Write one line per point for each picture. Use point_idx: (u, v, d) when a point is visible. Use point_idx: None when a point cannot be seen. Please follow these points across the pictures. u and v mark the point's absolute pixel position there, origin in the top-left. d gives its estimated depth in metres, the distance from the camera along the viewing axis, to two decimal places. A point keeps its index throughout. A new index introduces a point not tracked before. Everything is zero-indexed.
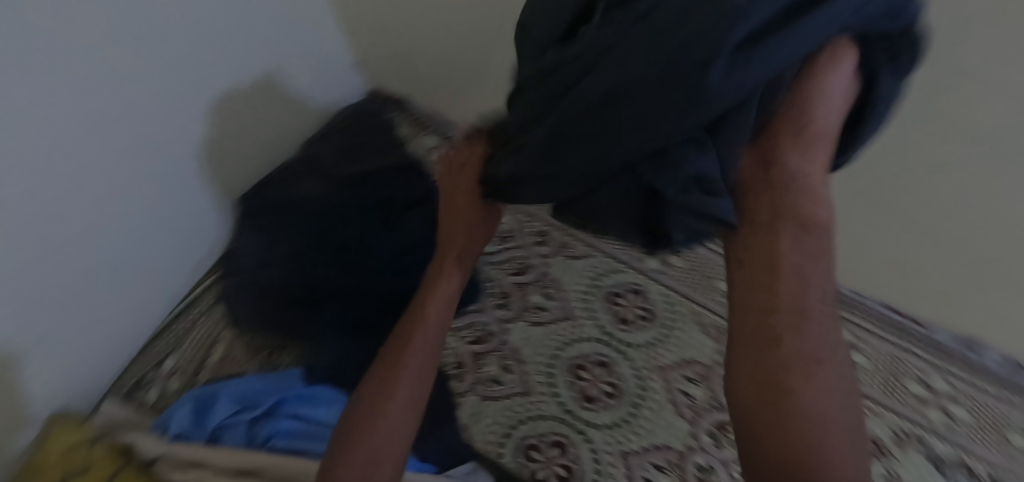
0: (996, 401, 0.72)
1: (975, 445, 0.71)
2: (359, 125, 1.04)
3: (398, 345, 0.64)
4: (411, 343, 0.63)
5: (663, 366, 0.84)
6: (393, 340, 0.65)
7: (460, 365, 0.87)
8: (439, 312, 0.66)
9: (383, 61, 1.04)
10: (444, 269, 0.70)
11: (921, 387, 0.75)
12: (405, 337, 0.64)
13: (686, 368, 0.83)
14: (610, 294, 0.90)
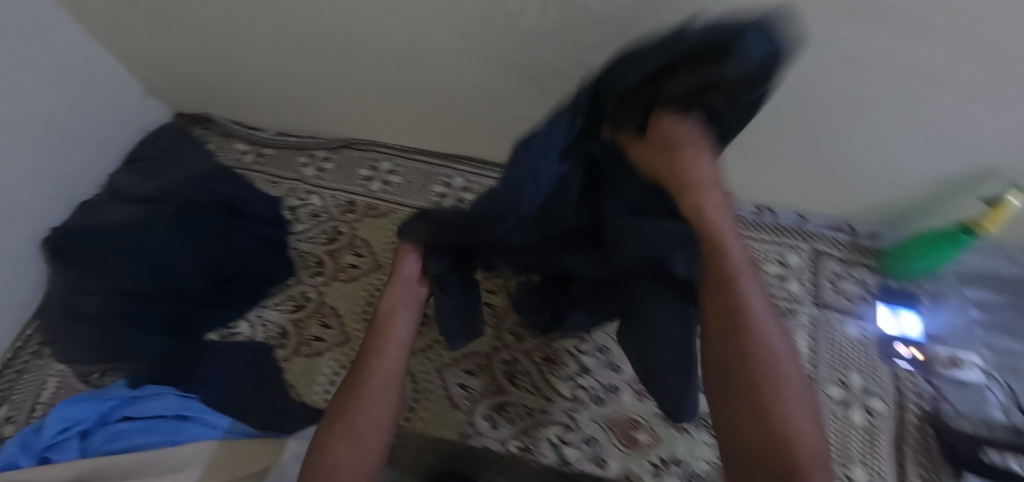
0: (849, 288, 0.83)
1: (825, 348, 0.79)
2: (187, 150, 0.94)
3: (347, 407, 0.54)
4: (375, 381, 0.55)
5: (528, 342, 0.79)
6: (347, 399, 0.55)
7: (332, 379, 0.78)
8: (394, 366, 0.57)
9: (209, 99, 0.97)
10: (387, 340, 0.58)
11: (778, 267, 0.85)
12: (362, 391, 0.55)
13: (553, 351, 0.78)
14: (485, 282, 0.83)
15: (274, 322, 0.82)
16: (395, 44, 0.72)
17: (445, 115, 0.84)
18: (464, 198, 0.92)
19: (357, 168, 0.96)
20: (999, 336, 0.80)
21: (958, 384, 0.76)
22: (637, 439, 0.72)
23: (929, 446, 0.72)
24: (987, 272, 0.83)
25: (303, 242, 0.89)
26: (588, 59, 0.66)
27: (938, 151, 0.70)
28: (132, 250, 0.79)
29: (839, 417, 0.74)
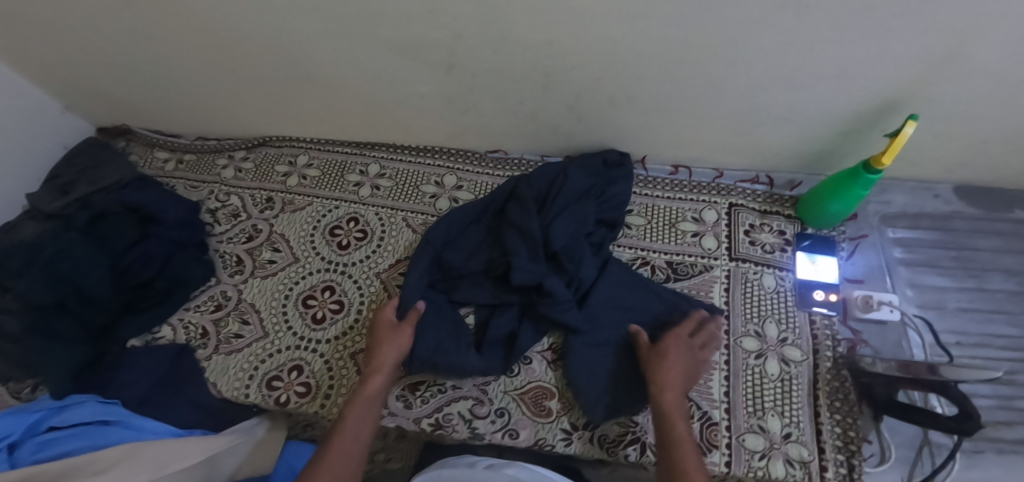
0: (766, 239, 0.82)
1: (740, 300, 0.77)
2: (108, 161, 0.95)
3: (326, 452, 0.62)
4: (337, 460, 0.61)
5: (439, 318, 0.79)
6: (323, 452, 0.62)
7: (251, 373, 0.78)
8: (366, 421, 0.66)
9: (128, 110, 0.99)
10: (351, 418, 0.65)
11: (693, 224, 0.84)
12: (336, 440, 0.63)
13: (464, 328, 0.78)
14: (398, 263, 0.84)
15: (194, 323, 0.83)
16: (275, 30, 0.72)
17: (343, 102, 0.85)
18: (379, 183, 0.92)
19: (275, 164, 0.96)
20: (921, 274, 0.80)
21: (878, 324, 0.76)
22: (550, 408, 0.72)
23: (844, 388, 0.71)
24: (906, 211, 0.83)
25: (224, 242, 0.90)
26: (459, 29, 0.67)
27: (831, 93, 0.69)
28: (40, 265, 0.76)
29: (755, 367, 0.72)
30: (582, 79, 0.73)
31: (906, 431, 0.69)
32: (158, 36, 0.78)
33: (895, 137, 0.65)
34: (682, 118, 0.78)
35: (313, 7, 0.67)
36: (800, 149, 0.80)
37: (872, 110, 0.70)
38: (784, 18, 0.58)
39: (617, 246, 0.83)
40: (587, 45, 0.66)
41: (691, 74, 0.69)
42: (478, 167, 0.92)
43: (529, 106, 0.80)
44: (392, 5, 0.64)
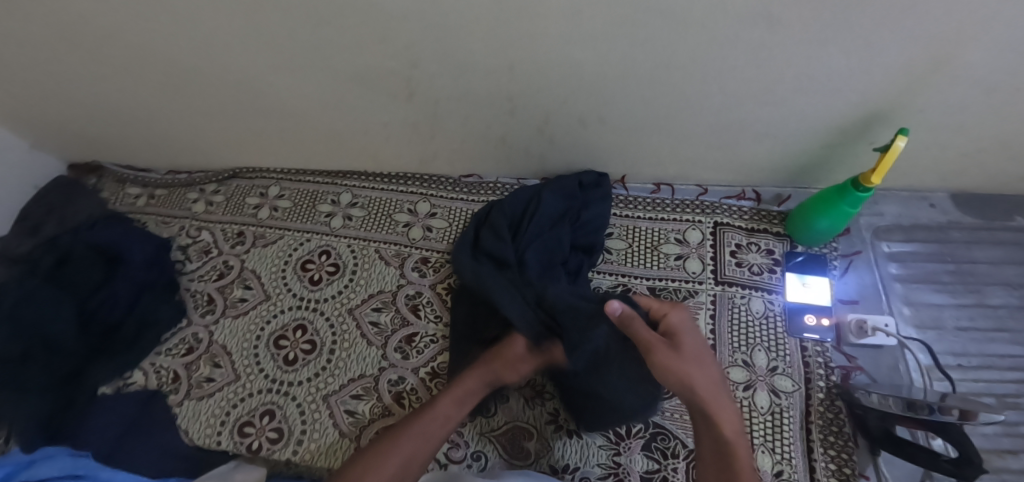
0: (754, 259, 0.77)
1: (727, 327, 0.73)
2: (77, 198, 0.94)
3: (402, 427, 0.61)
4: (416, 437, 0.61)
5: (414, 355, 0.76)
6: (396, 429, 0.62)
7: (223, 419, 0.76)
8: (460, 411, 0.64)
9: (97, 146, 0.97)
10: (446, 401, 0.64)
11: (676, 246, 0.80)
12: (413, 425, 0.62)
13: (438, 366, 0.75)
14: (372, 297, 0.81)
15: (166, 367, 0.81)
16: (227, 64, 0.69)
17: (308, 131, 0.83)
18: (351, 213, 0.89)
19: (246, 197, 0.94)
20: (919, 291, 0.75)
21: (872, 348, 0.71)
22: (528, 449, 0.69)
23: (838, 420, 0.67)
24: (900, 223, 0.78)
25: (197, 281, 0.88)
26: (414, 57, 0.63)
27: (811, 108, 0.64)
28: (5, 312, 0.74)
29: (743, 400, 0.69)
30: (549, 102, 0.69)
31: (905, 465, 0.65)
32: (112, 74, 0.75)
33: (886, 152, 0.61)
34: (658, 137, 0.73)
35: (261, 41, 0.64)
36: (785, 163, 0.76)
37: (857, 122, 0.65)
38: (757, 36, 0.53)
39: (597, 272, 0.80)
40: (549, 70, 0.62)
41: (662, 95, 0.65)
42: (452, 193, 0.89)
43: (497, 129, 0.76)
44: (341, 36, 0.61)
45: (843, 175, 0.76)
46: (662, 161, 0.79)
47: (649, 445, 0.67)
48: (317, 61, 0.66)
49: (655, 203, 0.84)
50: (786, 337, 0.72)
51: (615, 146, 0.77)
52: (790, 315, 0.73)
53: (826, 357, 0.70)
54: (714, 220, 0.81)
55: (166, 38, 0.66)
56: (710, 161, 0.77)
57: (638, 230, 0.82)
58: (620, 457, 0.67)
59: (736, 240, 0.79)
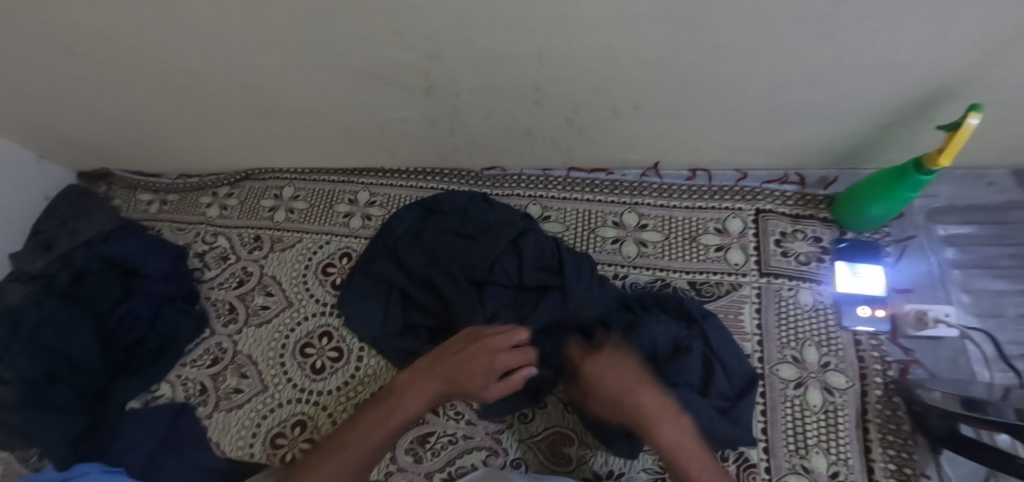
0: (800, 248, 0.73)
1: (774, 322, 0.70)
2: (90, 209, 0.91)
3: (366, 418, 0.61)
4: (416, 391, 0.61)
5: None
6: (356, 419, 0.61)
7: (254, 431, 0.74)
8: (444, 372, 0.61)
9: (104, 154, 0.93)
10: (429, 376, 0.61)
11: (716, 236, 0.76)
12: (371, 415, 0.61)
13: None
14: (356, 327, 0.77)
15: (192, 379, 0.79)
16: (232, 65, 0.65)
17: (321, 131, 0.79)
18: (370, 213, 0.86)
19: (260, 199, 0.91)
20: (977, 277, 0.70)
21: (930, 340, 0.68)
22: (570, 455, 0.66)
23: (896, 418, 0.64)
24: (956, 204, 0.73)
25: (218, 290, 0.85)
26: (433, 49, 0.58)
27: (870, 83, 0.57)
28: (26, 335, 0.73)
29: (794, 399, 0.66)
30: (579, 91, 0.63)
31: (968, 463, 0.62)
32: (114, 81, 0.71)
33: (956, 132, 0.54)
34: (694, 122, 0.68)
35: (267, 40, 0.59)
36: (833, 144, 0.70)
37: (919, 98, 0.59)
38: (823, 9, 0.47)
39: (635, 267, 0.76)
40: (579, 57, 0.57)
41: (702, 79, 0.59)
42: (476, 187, 0.85)
43: (522, 121, 0.72)
44: (353, 31, 0.56)
45: (896, 153, 0.70)
46: (699, 147, 0.74)
47: None
48: (330, 58, 0.61)
49: (690, 191, 0.79)
50: (836, 331, 0.68)
51: (649, 133, 0.71)
52: (840, 307, 0.69)
53: (880, 351, 0.67)
54: (754, 207, 0.77)
55: (166, 40, 0.61)
56: (752, 145, 0.72)
57: (673, 221, 0.78)
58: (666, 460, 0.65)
59: (778, 228, 0.75)
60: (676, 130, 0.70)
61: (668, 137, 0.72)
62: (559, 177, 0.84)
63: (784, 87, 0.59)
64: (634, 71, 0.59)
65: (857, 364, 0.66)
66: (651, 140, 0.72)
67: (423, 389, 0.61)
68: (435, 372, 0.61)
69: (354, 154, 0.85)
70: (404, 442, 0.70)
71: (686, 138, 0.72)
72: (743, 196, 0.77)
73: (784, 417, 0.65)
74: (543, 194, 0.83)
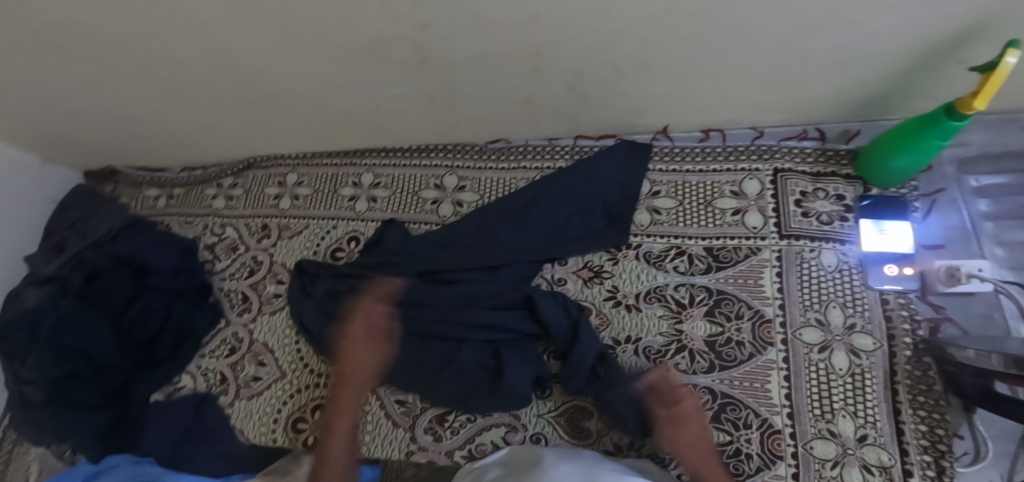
0: (822, 208, 0.70)
1: (796, 285, 0.67)
2: (99, 208, 0.91)
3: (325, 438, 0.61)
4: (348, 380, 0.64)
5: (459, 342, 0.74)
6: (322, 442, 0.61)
7: (276, 417, 0.74)
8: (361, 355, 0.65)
9: (107, 152, 0.93)
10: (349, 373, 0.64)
11: (733, 199, 0.73)
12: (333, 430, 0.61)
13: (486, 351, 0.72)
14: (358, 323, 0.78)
15: (212, 369, 0.79)
16: (221, 49, 0.63)
17: (318, 113, 0.77)
18: (375, 194, 0.84)
19: (264, 187, 0.90)
20: (1012, 228, 0.67)
21: (962, 296, 0.65)
22: (589, 429, 0.66)
23: (927, 378, 0.61)
24: (990, 152, 0.69)
25: (232, 280, 0.85)
26: (424, 18, 0.55)
27: (898, 25, 0.53)
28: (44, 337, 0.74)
29: (819, 363, 0.64)
30: (581, 53, 0.60)
31: (1004, 421, 0.60)
32: (103, 75, 0.70)
33: (991, 73, 0.50)
34: (706, 80, 0.64)
35: (254, 20, 0.57)
36: (856, 96, 0.66)
37: (950, 40, 0.54)
38: None
39: (649, 236, 0.74)
40: (579, 16, 0.53)
41: (713, 29, 0.55)
42: (479, 161, 0.83)
43: (523, 90, 0.69)
44: (339, 2, 0.53)
45: (923, 101, 0.66)
46: (713, 105, 0.70)
47: (718, 414, 0.63)
48: (319, 35, 0.59)
49: (702, 153, 0.76)
50: (861, 291, 0.66)
51: (657, 95, 0.68)
52: (867, 265, 0.66)
53: (911, 311, 0.64)
54: (772, 167, 0.73)
55: (150, 29, 0.59)
56: (767, 102, 0.68)
57: (686, 184, 0.75)
58: None
59: (799, 187, 0.72)
60: (685, 88, 0.66)
61: (678, 96, 0.68)
62: (565, 146, 0.81)
63: (804, 35, 0.55)
64: (638, 29, 0.55)
65: (883, 324, 0.64)
66: (660, 100, 0.69)
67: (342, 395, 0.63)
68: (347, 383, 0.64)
69: (355, 134, 0.83)
70: (424, 422, 0.70)
71: (695, 97, 0.68)
72: (759, 156, 0.74)
73: (807, 382, 0.63)
74: (549, 165, 0.80)
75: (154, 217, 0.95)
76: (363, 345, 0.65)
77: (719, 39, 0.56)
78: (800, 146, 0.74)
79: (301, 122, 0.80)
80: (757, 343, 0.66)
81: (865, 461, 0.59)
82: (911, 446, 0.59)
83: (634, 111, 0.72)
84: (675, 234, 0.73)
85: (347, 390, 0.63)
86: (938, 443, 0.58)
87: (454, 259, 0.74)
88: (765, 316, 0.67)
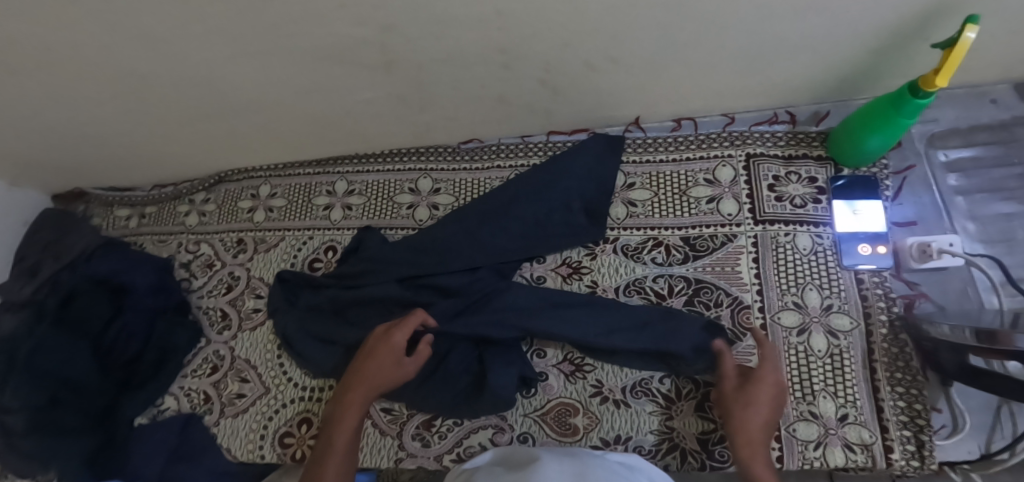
0: (795, 191, 0.70)
1: (773, 270, 0.68)
2: (68, 231, 0.89)
3: (328, 447, 0.59)
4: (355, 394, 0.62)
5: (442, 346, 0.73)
6: (325, 447, 0.59)
7: (263, 433, 0.74)
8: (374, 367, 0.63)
9: (74, 173, 0.91)
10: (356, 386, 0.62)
11: (707, 187, 0.73)
12: (336, 439, 0.59)
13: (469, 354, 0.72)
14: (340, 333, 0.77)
15: (195, 389, 0.78)
16: (180, 64, 0.61)
17: (287, 122, 0.75)
18: (350, 202, 0.83)
19: (237, 201, 0.89)
20: (982, 201, 0.67)
21: (935, 272, 0.65)
22: (576, 425, 0.66)
23: (904, 355, 0.62)
24: (958, 126, 0.70)
25: (210, 297, 0.84)
26: (386, 21, 0.54)
27: (861, 4, 0.52)
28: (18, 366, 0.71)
29: (798, 346, 0.64)
30: (548, 48, 0.59)
31: (979, 393, 0.61)
32: (61, 95, 0.68)
33: (952, 49, 0.50)
34: (675, 68, 0.64)
35: (210, 33, 0.56)
36: (824, 77, 0.66)
37: (913, 16, 0.54)
38: None
39: (626, 229, 0.74)
40: (543, 12, 0.53)
41: (680, 16, 0.54)
42: (453, 163, 0.82)
43: (493, 89, 0.68)
44: (296, 10, 0.52)
45: (890, 79, 0.66)
46: (685, 94, 0.70)
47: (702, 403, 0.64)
48: (279, 44, 0.58)
49: (676, 141, 0.76)
50: (837, 272, 0.66)
51: (627, 86, 0.68)
52: (841, 246, 0.67)
53: (887, 289, 0.65)
54: (744, 153, 0.73)
55: (104, 46, 0.58)
56: (737, 87, 0.68)
57: (661, 175, 0.75)
58: (672, 420, 0.64)
59: (772, 171, 0.72)
60: (654, 78, 0.66)
61: (649, 87, 0.68)
62: (539, 142, 0.80)
63: (768, 19, 0.55)
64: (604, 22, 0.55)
65: (860, 303, 0.65)
66: (631, 91, 0.69)
67: (354, 401, 0.61)
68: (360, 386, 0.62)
69: (326, 142, 0.82)
70: (411, 430, 0.69)
71: (665, 87, 0.68)
72: (732, 142, 0.74)
73: (787, 366, 0.64)
74: (523, 163, 0.79)
75: (128, 237, 0.93)
76: (379, 357, 0.63)
77: (685, 27, 0.56)
78: (772, 131, 0.74)
79: (271, 133, 0.78)
80: (737, 330, 0.66)
81: (846, 439, 0.60)
82: (890, 422, 0.60)
83: (606, 103, 0.72)
84: (652, 225, 0.73)
85: (360, 394, 0.62)
86: (916, 417, 0.59)
87: (437, 263, 0.71)
88: (743, 303, 0.67)
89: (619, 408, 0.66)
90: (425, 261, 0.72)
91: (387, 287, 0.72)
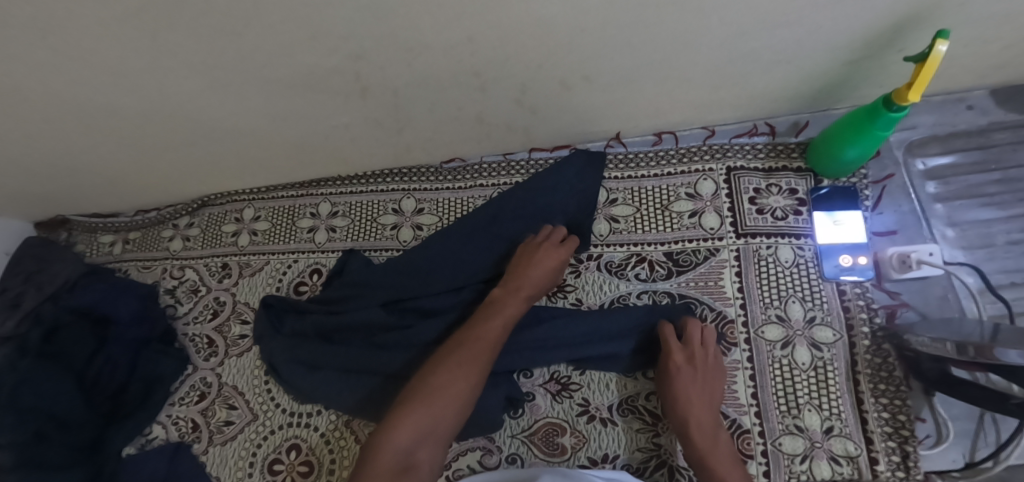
0: (776, 203, 0.70)
1: (756, 283, 0.68)
2: (50, 261, 0.88)
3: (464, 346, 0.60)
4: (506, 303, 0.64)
5: None
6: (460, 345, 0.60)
7: (251, 461, 0.73)
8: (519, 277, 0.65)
9: (55, 201, 0.90)
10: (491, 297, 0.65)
11: (689, 201, 0.73)
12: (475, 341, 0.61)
13: None
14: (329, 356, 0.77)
15: (183, 417, 0.78)
16: (153, 95, 0.61)
17: (266, 147, 0.75)
18: (334, 224, 0.83)
19: (221, 225, 0.88)
20: (961, 208, 0.68)
21: (917, 281, 0.66)
22: (563, 445, 0.66)
23: (887, 365, 0.62)
24: (936, 133, 0.70)
25: (196, 323, 0.84)
26: (357, 50, 0.53)
27: (831, 20, 0.52)
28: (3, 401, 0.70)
29: (782, 359, 0.64)
30: (522, 70, 0.59)
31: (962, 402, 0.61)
32: (36, 127, 0.67)
33: (924, 63, 0.50)
34: (650, 85, 0.64)
35: (181, 65, 0.55)
36: (800, 89, 0.66)
37: (884, 30, 0.54)
38: None
39: (610, 246, 0.74)
40: (513, 36, 0.53)
41: (651, 36, 0.54)
42: (436, 182, 0.82)
43: (471, 109, 0.68)
44: (264, 41, 0.51)
45: (866, 89, 0.66)
46: (662, 109, 0.70)
47: None
48: (250, 73, 0.57)
49: (657, 155, 0.76)
50: (819, 284, 0.66)
51: (604, 103, 0.68)
52: (822, 258, 0.67)
53: (869, 299, 0.65)
54: (725, 166, 0.74)
55: (74, 81, 0.57)
56: (714, 101, 0.68)
57: (643, 189, 0.75)
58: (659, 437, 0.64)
59: (753, 183, 0.72)
60: (631, 94, 0.66)
61: (626, 103, 0.68)
62: (521, 160, 0.80)
63: (739, 36, 0.55)
64: (575, 44, 0.55)
65: (842, 315, 0.65)
66: (609, 108, 0.69)
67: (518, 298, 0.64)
68: (519, 293, 0.64)
69: (308, 165, 0.81)
70: None
71: (643, 103, 0.68)
72: (712, 155, 0.74)
73: (772, 380, 0.64)
74: (506, 180, 0.79)
75: (112, 264, 0.92)
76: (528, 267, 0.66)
77: (657, 46, 0.56)
78: (752, 143, 0.74)
79: (252, 158, 0.78)
80: (721, 345, 0.66)
81: (831, 452, 0.60)
82: (875, 434, 0.60)
83: (584, 120, 0.72)
84: (636, 241, 0.73)
85: (523, 293, 0.64)
86: (901, 429, 0.59)
87: (420, 286, 0.71)
88: (727, 318, 0.67)
89: (606, 427, 0.66)
90: (409, 284, 0.72)
91: (371, 311, 0.71)
